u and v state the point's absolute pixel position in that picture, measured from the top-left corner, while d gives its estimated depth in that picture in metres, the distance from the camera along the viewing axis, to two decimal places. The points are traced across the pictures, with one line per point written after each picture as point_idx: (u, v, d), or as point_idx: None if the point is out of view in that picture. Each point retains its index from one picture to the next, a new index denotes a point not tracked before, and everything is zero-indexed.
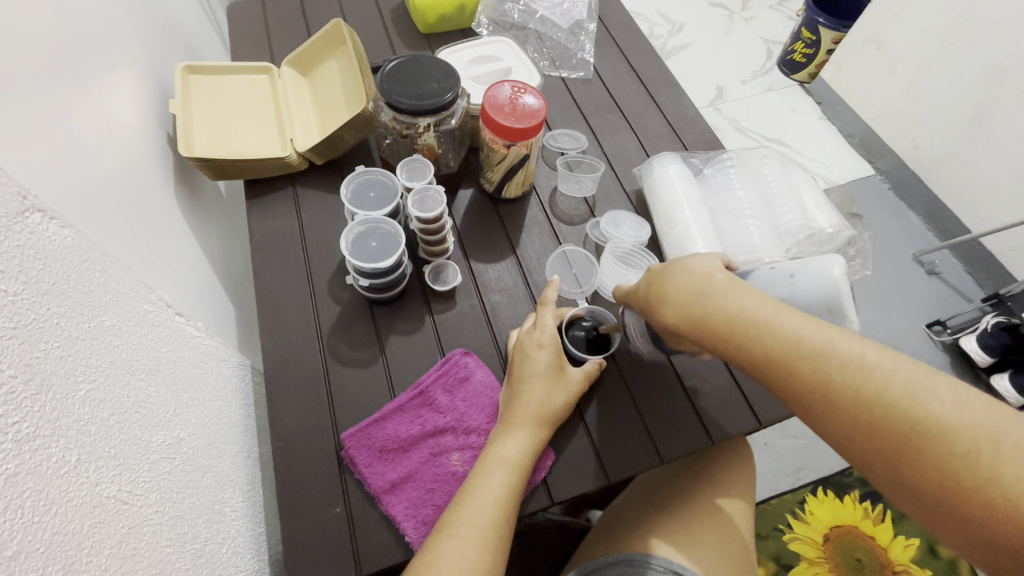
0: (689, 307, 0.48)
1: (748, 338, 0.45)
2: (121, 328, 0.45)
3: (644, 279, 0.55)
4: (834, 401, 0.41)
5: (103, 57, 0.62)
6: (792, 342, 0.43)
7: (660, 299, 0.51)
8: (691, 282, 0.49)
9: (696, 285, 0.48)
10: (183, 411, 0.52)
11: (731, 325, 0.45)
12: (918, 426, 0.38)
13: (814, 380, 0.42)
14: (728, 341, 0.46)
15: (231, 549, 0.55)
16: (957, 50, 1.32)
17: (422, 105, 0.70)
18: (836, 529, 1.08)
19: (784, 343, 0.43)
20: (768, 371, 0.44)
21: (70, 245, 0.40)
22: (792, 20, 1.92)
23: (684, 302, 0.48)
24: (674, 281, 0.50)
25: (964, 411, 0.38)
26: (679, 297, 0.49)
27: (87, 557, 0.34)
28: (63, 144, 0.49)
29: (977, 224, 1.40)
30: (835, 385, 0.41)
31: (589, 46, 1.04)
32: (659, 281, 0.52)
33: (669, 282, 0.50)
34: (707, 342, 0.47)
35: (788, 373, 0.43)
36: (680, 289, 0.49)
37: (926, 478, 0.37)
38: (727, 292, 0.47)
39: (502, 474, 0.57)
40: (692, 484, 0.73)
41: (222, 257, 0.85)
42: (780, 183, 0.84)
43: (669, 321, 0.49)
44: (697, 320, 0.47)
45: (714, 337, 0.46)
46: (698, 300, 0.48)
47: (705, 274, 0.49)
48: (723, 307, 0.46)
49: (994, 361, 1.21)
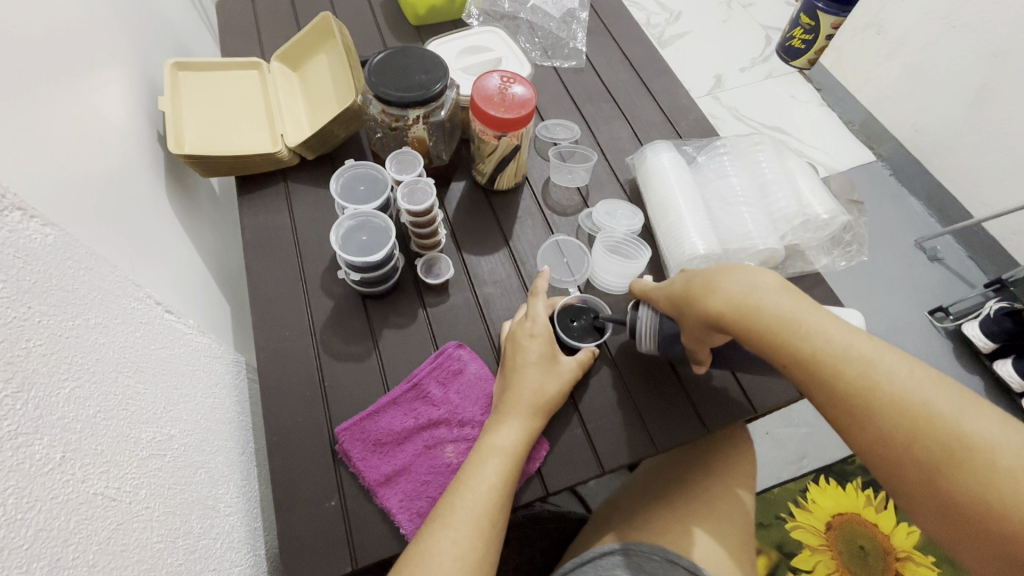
0: (740, 301, 0.48)
1: (796, 336, 0.45)
2: (108, 326, 0.45)
3: (686, 280, 0.56)
4: (876, 408, 0.41)
5: (90, 56, 0.62)
6: (835, 348, 0.43)
7: (707, 293, 0.51)
8: (743, 279, 0.49)
9: (749, 281, 0.49)
10: (174, 408, 0.52)
11: (779, 321, 0.46)
12: (963, 440, 0.38)
13: (858, 385, 0.42)
14: (774, 338, 0.46)
15: (226, 543, 0.55)
16: (958, 32, 1.30)
17: (410, 96, 0.69)
18: (840, 517, 1.08)
19: (832, 347, 0.43)
20: (811, 373, 0.44)
21: (52, 243, 0.40)
22: (791, 6, 1.90)
23: (734, 297, 0.48)
24: (726, 278, 0.50)
25: (1014, 434, 0.37)
26: (731, 292, 0.49)
27: (74, 553, 0.35)
28: (47, 145, 0.49)
29: (980, 208, 1.38)
30: (879, 394, 0.41)
31: (581, 35, 1.02)
32: (707, 278, 0.52)
33: (721, 278, 0.51)
34: (749, 338, 0.47)
35: (831, 377, 0.43)
36: (732, 284, 0.49)
37: (963, 492, 0.37)
38: (778, 292, 0.47)
39: (496, 463, 0.57)
40: (688, 473, 0.73)
41: (215, 254, 0.85)
42: (774, 170, 0.83)
43: (715, 311, 0.49)
44: (747, 315, 0.47)
45: (759, 333, 0.46)
46: (749, 295, 0.48)
47: (757, 274, 0.49)
48: (774, 304, 0.46)
49: (997, 346, 1.20)
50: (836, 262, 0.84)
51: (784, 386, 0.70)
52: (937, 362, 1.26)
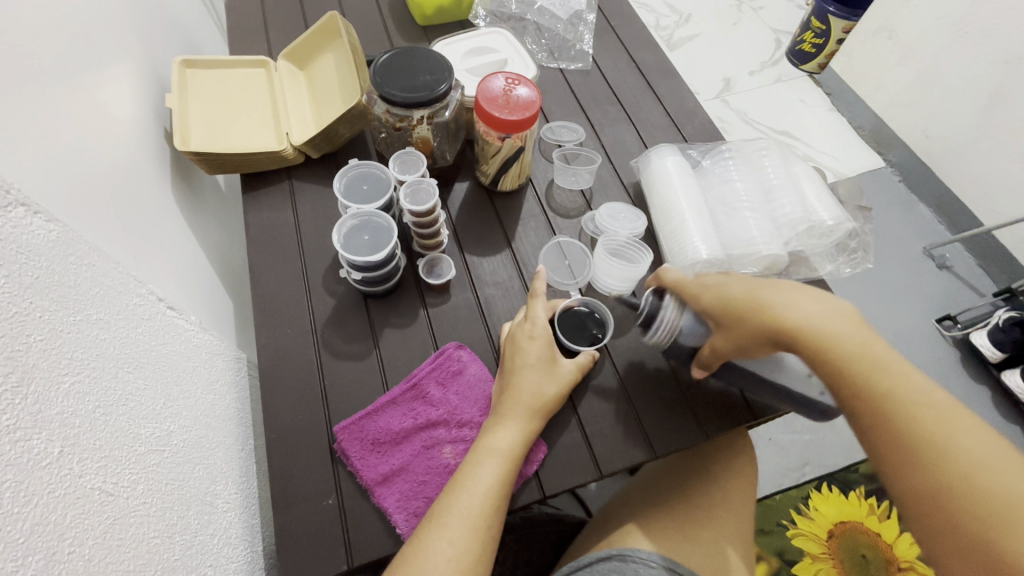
0: (821, 326, 0.50)
1: (868, 372, 0.47)
2: (109, 322, 0.45)
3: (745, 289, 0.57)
4: (926, 454, 0.43)
5: (99, 52, 0.62)
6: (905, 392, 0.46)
7: (785, 309, 0.53)
8: (825, 309, 0.52)
9: (830, 311, 0.51)
10: (174, 404, 0.52)
11: (854, 354, 0.48)
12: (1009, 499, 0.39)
13: (914, 429, 0.44)
14: (842, 365, 0.48)
15: (222, 540, 0.55)
16: (970, 38, 1.29)
17: (415, 97, 0.69)
18: (841, 525, 1.07)
19: (901, 391, 0.46)
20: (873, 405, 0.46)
21: (55, 238, 0.41)
22: (801, 9, 1.89)
23: (815, 318, 0.51)
24: (806, 301, 0.53)
25: None
26: (812, 316, 0.51)
27: (70, 547, 0.35)
28: (57, 141, 0.50)
29: (991, 216, 1.37)
30: (937, 445, 0.42)
31: (588, 37, 1.02)
32: (783, 294, 0.54)
33: (801, 300, 0.53)
34: (818, 361, 0.50)
35: (890, 416, 0.45)
36: (814, 308, 0.52)
37: (996, 545, 0.38)
38: (857, 329, 0.50)
39: (493, 464, 0.57)
40: (687, 481, 0.73)
41: (219, 251, 0.85)
42: (780, 175, 0.83)
43: (792, 328, 0.51)
44: (823, 340, 0.50)
45: (825, 354, 0.49)
46: (830, 323, 0.50)
47: (837, 306, 0.52)
48: (851, 338, 0.49)
49: (1005, 356, 1.19)
50: (841, 269, 0.84)
51: None
52: (943, 371, 1.25)
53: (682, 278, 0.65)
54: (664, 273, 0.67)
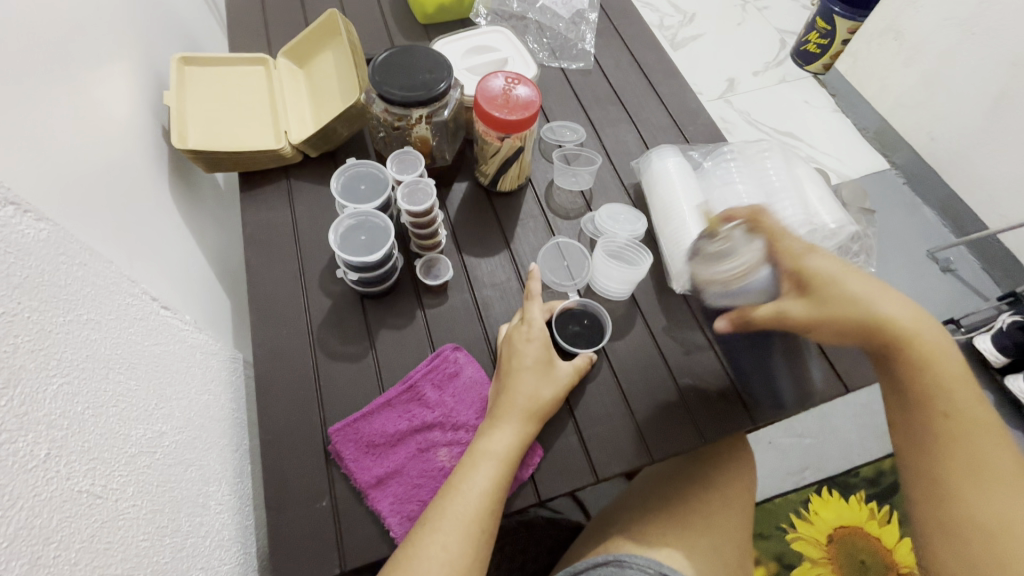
0: (927, 351, 0.49)
1: (943, 396, 0.48)
2: (100, 322, 0.44)
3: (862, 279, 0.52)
4: (958, 471, 0.46)
5: (95, 49, 0.62)
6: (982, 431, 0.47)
7: (903, 320, 0.50)
8: (937, 337, 0.50)
9: (940, 339, 0.50)
10: (166, 405, 0.52)
11: (942, 381, 0.49)
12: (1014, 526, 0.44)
13: (961, 449, 0.47)
14: (922, 381, 0.49)
15: (215, 542, 0.55)
16: (976, 40, 1.28)
17: (413, 96, 0.69)
18: (842, 530, 1.06)
19: (965, 417, 0.48)
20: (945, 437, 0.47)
21: (45, 238, 0.40)
22: (806, 10, 1.87)
23: (929, 334, 0.50)
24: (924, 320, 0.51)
25: None
26: (924, 338, 0.50)
27: (56, 552, 0.34)
28: (50, 139, 0.49)
29: (996, 219, 1.35)
30: (969, 463, 0.46)
31: (590, 36, 1.01)
32: (903, 308, 0.51)
33: (923, 322, 0.50)
34: (904, 372, 0.50)
35: (944, 441, 0.47)
36: (931, 332, 0.50)
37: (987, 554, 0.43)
38: (957, 362, 0.49)
39: (488, 468, 0.56)
40: (684, 486, 0.72)
41: (217, 249, 0.85)
42: (782, 177, 0.82)
43: (896, 341, 0.50)
44: (922, 362, 0.49)
45: (913, 371, 0.50)
46: (936, 351, 0.49)
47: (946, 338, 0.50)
48: (950, 370, 0.49)
49: (1009, 360, 1.18)
50: None
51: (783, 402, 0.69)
52: None
53: (779, 230, 0.57)
54: (760, 215, 0.59)
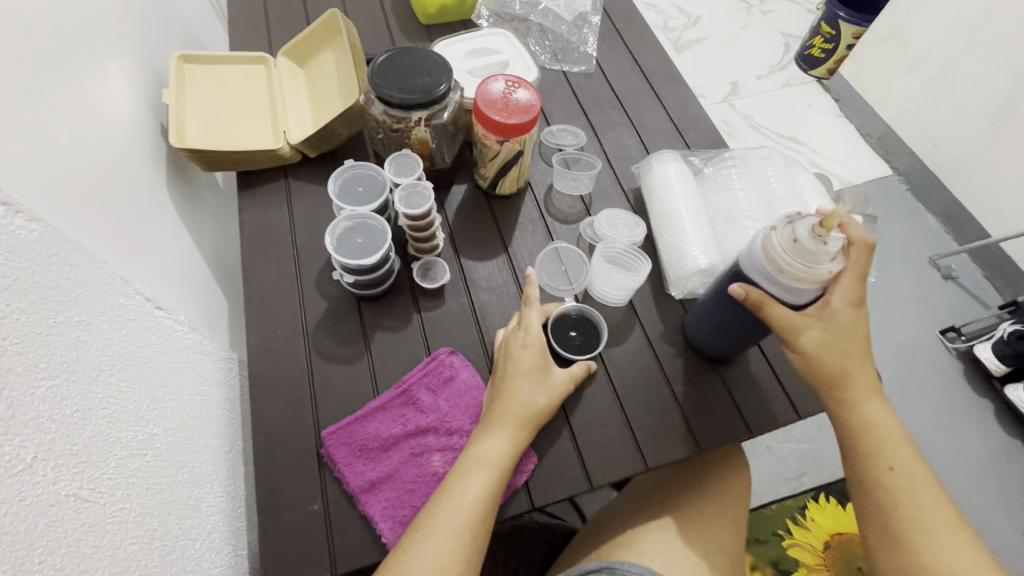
0: (868, 420, 0.55)
1: (881, 457, 0.54)
2: (91, 323, 0.44)
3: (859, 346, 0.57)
4: (893, 517, 0.52)
5: (94, 46, 0.62)
6: (922, 484, 0.53)
7: (860, 389, 0.56)
8: (882, 410, 0.56)
9: (884, 412, 0.56)
10: (159, 406, 0.52)
11: (881, 445, 0.54)
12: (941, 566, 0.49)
13: (894, 498, 0.52)
14: (863, 442, 0.55)
15: (206, 544, 0.55)
16: (982, 47, 1.28)
17: (413, 99, 0.68)
18: (838, 536, 1.06)
19: (900, 473, 0.53)
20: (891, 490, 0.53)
21: (36, 238, 0.40)
22: (811, 14, 1.87)
23: (881, 407, 0.56)
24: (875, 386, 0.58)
25: None
26: (869, 408, 0.56)
27: (41, 556, 0.34)
28: (45, 136, 0.49)
29: (998, 228, 1.35)
30: (899, 510, 0.52)
31: (592, 39, 1.01)
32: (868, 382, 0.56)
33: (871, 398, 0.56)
34: (850, 435, 0.56)
35: (879, 492, 0.53)
36: (877, 406, 0.56)
37: None
38: (894, 427, 0.55)
39: (481, 475, 0.56)
40: (679, 495, 0.72)
41: (214, 247, 0.85)
42: (783, 185, 0.81)
43: (849, 407, 0.56)
44: (864, 428, 0.55)
45: (857, 434, 0.55)
46: (877, 421, 0.55)
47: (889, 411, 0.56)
48: (887, 436, 0.55)
49: (1009, 370, 1.17)
50: None
51: (779, 412, 0.69)
52: (946, 384, 1.23)
53: (857, 271, 0.56)
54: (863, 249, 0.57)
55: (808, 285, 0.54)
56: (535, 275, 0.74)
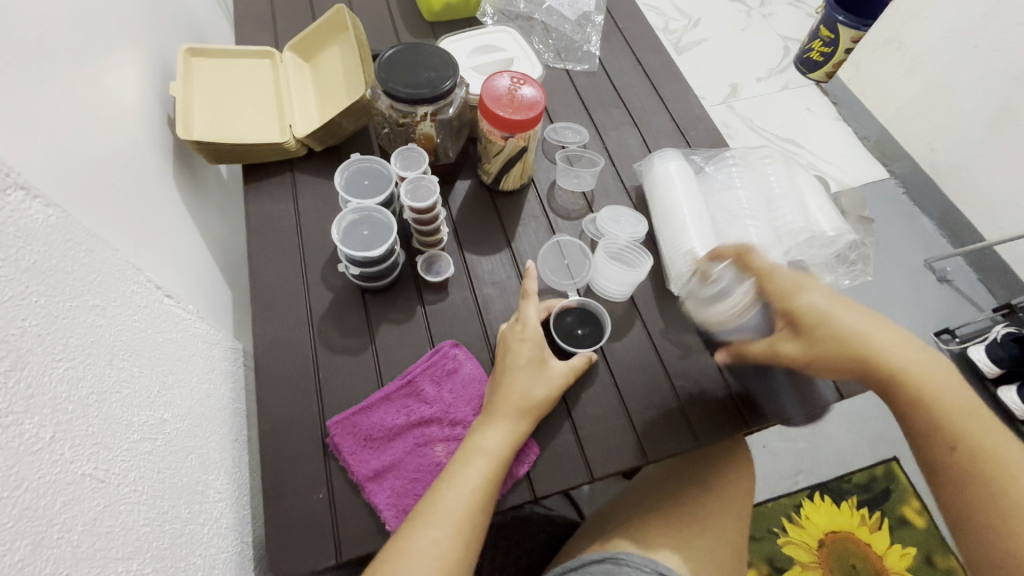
0: (915, 383, 0.52)
1: (944, 419, 0.50)
2: (105, 308, 0.45)
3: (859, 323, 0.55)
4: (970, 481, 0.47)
5: (105, 37, 0.62)
6: (997, 455, 0.47)
7: (892, 358, 0.53)
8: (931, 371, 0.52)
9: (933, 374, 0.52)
10: (169, 392, 0.52)
11: (940, 408, 0.50)
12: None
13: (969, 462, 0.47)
14: (923, 407, 0.51)
15: (213, 529, 0.55)
16: (979, 53, 1.29)
17: (420, 93, 0.69)
18: (833, 534, 1.07)
19: (972, 436, 0.48)
20: (964, 469, 0.47)
21: (53, 223, 0.41)
22: (811, 18, 1.88)
23: (929, 371, 0.52)
24: (916, 350, 0.53)
25: None
26: (916, 371, 0.52)
27: (58, 533, 0.35)
28: (59, 125, 0.50)
29: (993, 232, 1.37)
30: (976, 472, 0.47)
31: (595, 38, 1.02)
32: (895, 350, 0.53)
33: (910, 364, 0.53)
34: (906, 405, 0.52)
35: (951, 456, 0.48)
36: (926, 369, 0.52)
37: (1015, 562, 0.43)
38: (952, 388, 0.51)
39: (481, 464, 0.57)
40: (681, 489, 0.73)
41: (219, 239, 0.85)
42: (782, 184, 0.82)
43: (889, 378, 0.53)
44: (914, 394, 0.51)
45: (912, 401, 0.51)
46: (927, 382, 0.52)
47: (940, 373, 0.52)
48: (945, 398, 0.51)
49: (1002, 372, 1.19)
50: (840, 281, 0.83)
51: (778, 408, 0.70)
52: None
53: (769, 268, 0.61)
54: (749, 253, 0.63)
55: (743, 317, 0.66)
56: (536, 269, 0.75)
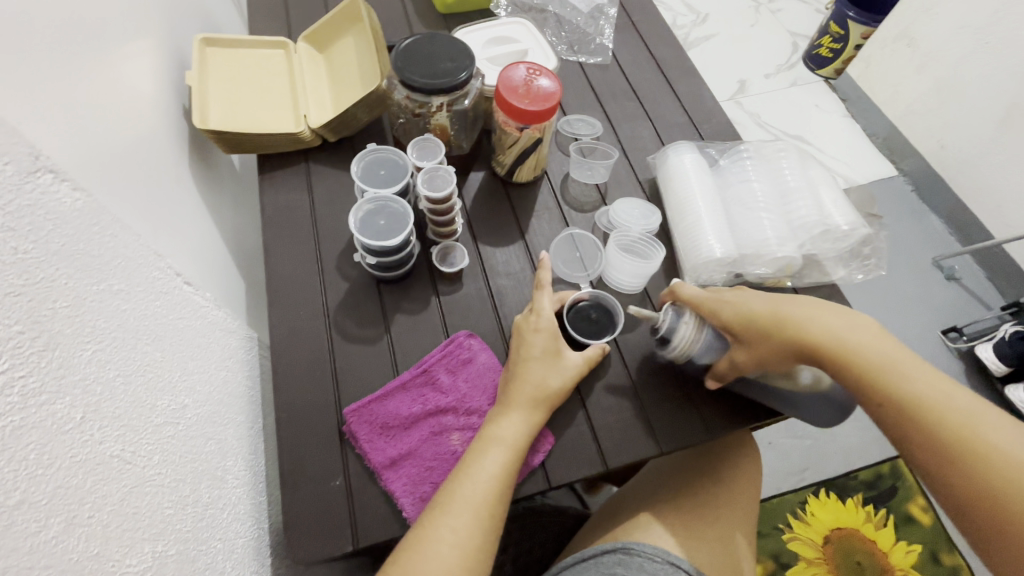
0: (846, 349, 0.53)
1: (894, 382, 0.49)
2: (129, 293, 0.45)
3: (781, 310, 0.58)
4: (933, 440, 0.46)
5: (122, 25, 0.62)
6: (943, 405, 0.47)
7: (818, 331, 0.55)
8: (856, 334, 0.54)
9: (862, 337, 0.53)
10: (189, 378, 0.53)
11: (879, 369, 0.51)
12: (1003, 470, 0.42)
13: (925, 421, 0.47)
14: (867, 374, 0.51)
15: (231, 514, 0.56)
16: (991, 49, 1.28)
17: (436, 83, 0.69)
18: (838, 531, 1.08)
19: (927, 393, 0.48)
20: (916, 427, 0.47)
21: (81, 207, 0.41)
22: (820, 14, 1.87)
23: (856, 337, 0.53)
24: (830, 313, 0.56)
25: None
26: (842, 336, 0.54)
27: (89, 512, 0.35)
28: (80, 110, 0.50)
29: (1001, 230, 1.36)
30: (934, 429, 0.46)
31: (609, 31, 1.02)
32: (818, 323, 0.55)
33: (835, 331, 0.54)
34: (852, 376, 0.52)
35: (908, 419, 0.48)
36: (849, 332, 0.54)
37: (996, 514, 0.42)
38: (880, 344, 0.52)
39: (498, 452, 0.57)
40: (692, 480, 0.73)
41: (233, 230, 0.86)
42: (797, 178, 0.82)
43: (823, 352, 0.54)
44: (851, 362, 0.52)
45: (855, 372, 0.52)
46: (856, 346, 0.53)
47: (862, 330, 0.54)
48: (876, 358, 0.51)
49: (1011, 370, 1.18)
50: (853, 276, 0.82)
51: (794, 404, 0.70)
52: None
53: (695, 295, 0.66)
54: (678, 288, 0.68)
55: (697, 343, 0.65)
56: (550, 259, 0.75)
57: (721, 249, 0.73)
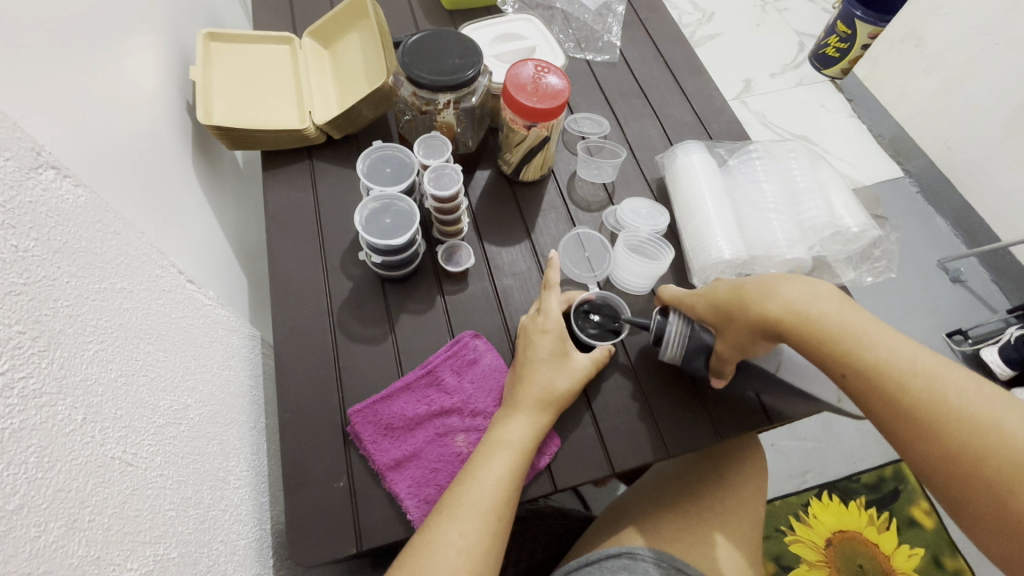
0: (806, 319, 0.51)
1: (861, 352, 0.48)
2: (132, 292, 0.45)
3: (743, 289, 0.57)
4: (904, 410, 0.44)
5: (124, 19, 0.61)
6: (910, 370, 0.45)
7: (776, 304, 0.53)
8: (815, 303, 0.51)
9: (823, 305, 0.51)
10: (191, 377, 0.52)
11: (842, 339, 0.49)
12: (977, 431, 0.41)
13: (895, 389, 0.45)
14: (832, 346, 0.49)
15: (233, 516, 0.55)
16: (1000, 49, 1.27)
17: (443, 80, 0.68)
18: (839, 534, 1.07)
19: (894, 359, 0.46)
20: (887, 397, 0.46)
21: (84, 205, 0.40)
22: (827, 13, 1.86)
23: (815, 307, 0.51)
24: (784, 285, 0.54)
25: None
26: (801, 306, 0.52)
27: (90, 515, 0.35)
28: (81, 107, 0.49)
29: (1007, 232, 1.35)
30: (905, 399, 0.45)
31: (616, 29, 1.00)
32: (775, 297, 0.54)
33: (792, 301, 0.52)
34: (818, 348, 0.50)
35: (879, 389, 0.46)
36: (808, 301, 0.52)
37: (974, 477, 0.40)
38: (842, 312, 0.50)
39: (505, 456, 0.56)
40: (698, 485, 0.72)
41: (236, 227, 0.85)
42: (807, 178, 0.81)
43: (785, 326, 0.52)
44: (813, 335, 0.50)
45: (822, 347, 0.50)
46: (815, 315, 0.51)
47: (818, 297, 0.52)
48: (838, 325, 0.50)
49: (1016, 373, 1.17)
50: (862, 278, 0.81)
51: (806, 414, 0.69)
52: None
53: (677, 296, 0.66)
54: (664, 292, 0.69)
55: (684, 337, 0.64)
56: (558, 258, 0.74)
57: (728, 250, 0.72)
